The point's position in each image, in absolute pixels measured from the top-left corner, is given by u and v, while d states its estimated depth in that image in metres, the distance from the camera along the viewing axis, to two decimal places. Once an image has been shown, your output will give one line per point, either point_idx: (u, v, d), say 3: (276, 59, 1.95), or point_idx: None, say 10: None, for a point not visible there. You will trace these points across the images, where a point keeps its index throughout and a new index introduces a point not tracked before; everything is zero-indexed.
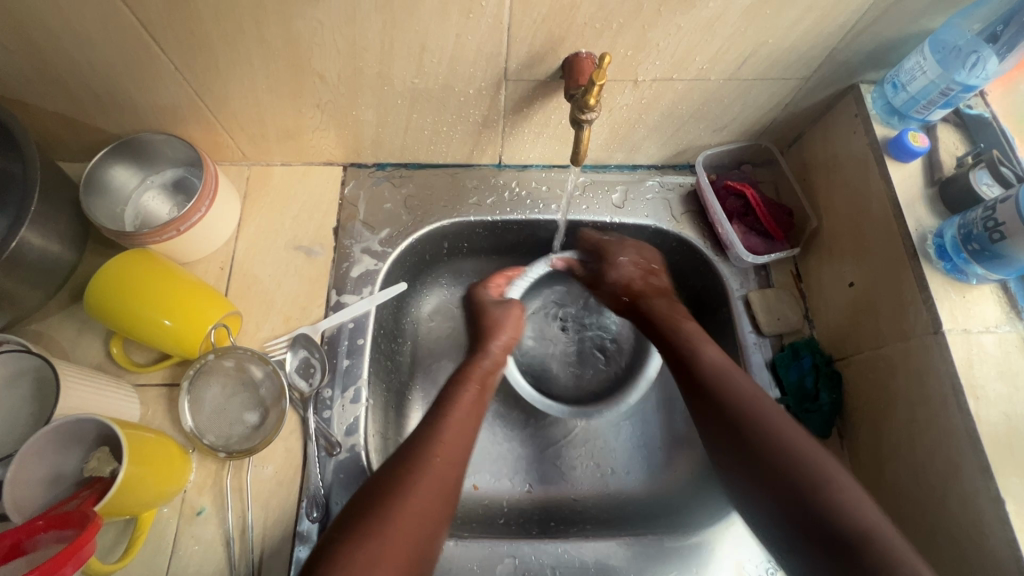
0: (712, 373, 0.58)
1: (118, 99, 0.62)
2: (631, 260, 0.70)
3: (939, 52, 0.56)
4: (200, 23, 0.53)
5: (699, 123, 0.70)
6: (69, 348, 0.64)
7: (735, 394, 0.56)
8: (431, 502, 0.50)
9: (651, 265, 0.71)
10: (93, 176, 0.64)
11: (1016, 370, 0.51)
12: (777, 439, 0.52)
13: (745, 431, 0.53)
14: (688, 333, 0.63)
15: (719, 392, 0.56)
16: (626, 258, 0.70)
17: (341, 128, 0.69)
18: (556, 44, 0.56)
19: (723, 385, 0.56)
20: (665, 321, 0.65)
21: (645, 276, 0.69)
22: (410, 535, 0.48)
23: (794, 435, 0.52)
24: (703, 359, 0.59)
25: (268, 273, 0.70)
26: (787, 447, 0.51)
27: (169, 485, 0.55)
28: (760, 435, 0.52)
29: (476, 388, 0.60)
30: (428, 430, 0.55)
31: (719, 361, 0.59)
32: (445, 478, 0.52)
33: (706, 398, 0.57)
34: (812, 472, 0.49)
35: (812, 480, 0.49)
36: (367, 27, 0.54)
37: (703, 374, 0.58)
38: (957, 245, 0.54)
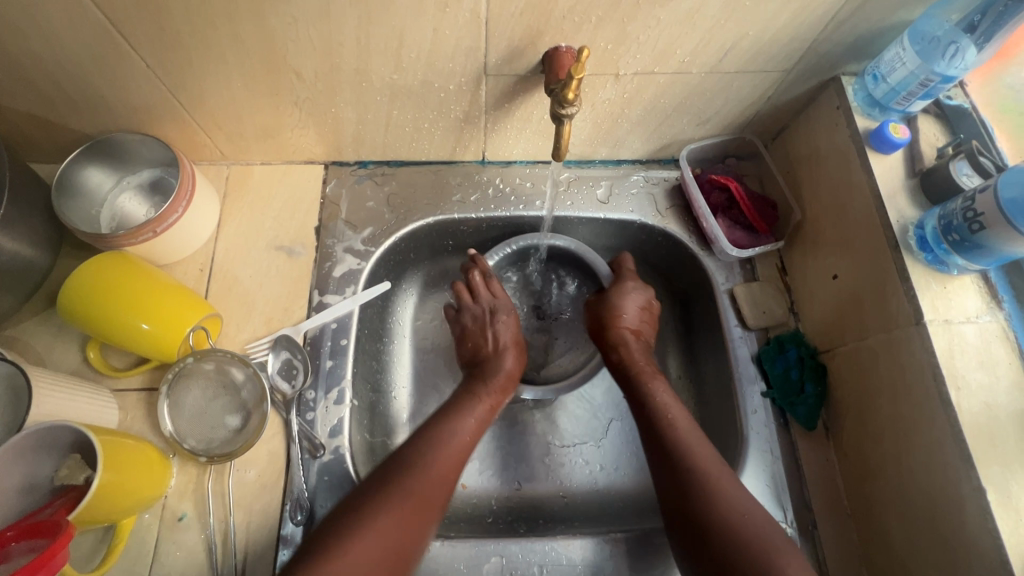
0: (669, 419, 0.57)
1: (89, 98, 0.60)
2: (636, 306, 0.69)
3: (918, 43, 0.56)
4: (170, 19, 0.51)
5: (683, 117, 0.69)
6: (44, 354, 0.63)
7: (692, 446, 0.55)
8: (419, 513, 0.53)
9: (648, 317, 0.70)
10: (66, 177, 0.63)
11: (996, 359, 0.52)
12: (723, 502, 0.51)
13: (695, 482, 0.53)
14: (656, 389, 0.61)
15: (675, 444, 0.55)
16: (634, 305, 0.68)
17: (321, 126, 0.68)
18: (536, 38, 0.55)
19: (680, 438, 0.56)
20: (636, 366, 0.64)
21: (638, 325, 0.68)
22: (396, 539, 0.51)
23: (742, 503, 0.51)
24: (669, 412, 0.58)
25: (249, 274, 0.69)
26: (732, 511, 0.50)
27: (150, 492, 0.54)
28: (708, 494, 0.52)
29: (486, 405, 0.63)
30: (433, 431, 0.59)
31: (682, 419, 0.58)
32: (437, 494, 0.55)
33: (664, 446, 0.56)
34: (755, 537, 0.49)
35: (752, 547, 0.48)
36: (343, 22, 0.53)
37: (665, 424, 0.57)
38: (938, 236, 0.54)
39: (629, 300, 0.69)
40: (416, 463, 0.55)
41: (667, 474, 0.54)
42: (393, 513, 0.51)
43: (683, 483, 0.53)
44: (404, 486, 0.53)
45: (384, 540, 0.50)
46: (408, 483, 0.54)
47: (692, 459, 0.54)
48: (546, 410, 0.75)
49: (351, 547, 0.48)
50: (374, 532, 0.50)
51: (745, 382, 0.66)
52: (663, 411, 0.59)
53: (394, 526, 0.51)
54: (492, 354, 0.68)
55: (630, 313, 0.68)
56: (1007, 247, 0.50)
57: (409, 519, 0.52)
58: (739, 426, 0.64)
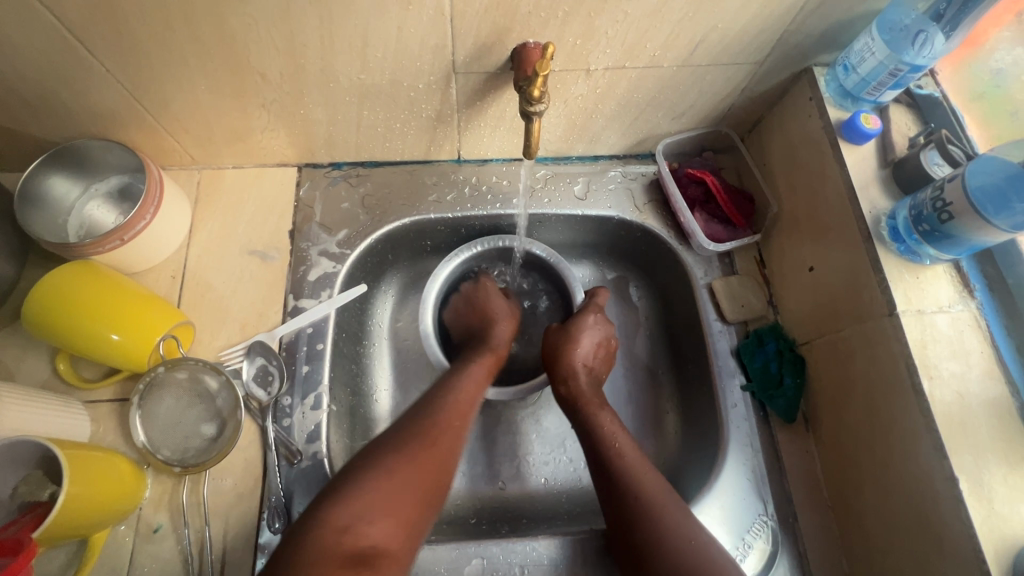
0: (618, 449, 0.56)
1: (50, 105, 0.59)
2: (592, 341, 0.65)
3: (888, 33, 0.56)
4: (126, 22, 0.50)
5: (657, 111, 0.69)
6: (12, 366, 0.62)
7: (639, 476, 0.54)
8: (427, 477, 0.52)
9: (603, 353, 0.66)
10: (29, 186, 0.62)
11: (968, 348, 0.52)
12: (671, 534, 0.50)
13: (640, 512, 0.51)
14: (603, 421, 0.59)
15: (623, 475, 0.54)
16: (591, 339, 0.65)
17: (291, 128, 0.67)
18: (503, 34, 0.55)
19: (628, 468, 0.54)
20: (587, 399, 0.62)
21: (592, 360, 0.65)
22: (404, 502, 0.49)
23: (690, 530, 0.50)
24: (617, 441, 0.57)
25: (222, 280, 0.68)
26: (683, 544, 0.49)
27: (121, 505, 0.53)
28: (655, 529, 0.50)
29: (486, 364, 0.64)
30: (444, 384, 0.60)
31: (630, 448, 0.57)
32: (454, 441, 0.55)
33: (610, 475, 0.55)
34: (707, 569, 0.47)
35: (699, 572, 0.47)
36: (304, 22, 0.52)
37: (612, 454, 0.56)
38: (909, 227, 0.54)
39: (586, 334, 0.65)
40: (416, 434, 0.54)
41: (615, 508, 0.53)
42: (395, 478, 0.50)
43: (631, 513, 0.52)
44: (403, 453, 0.52)
45: (388, 503, 0.48)
46: (412, 436, 0.53)
47: (642, 490, 0.53)
48: (528, 410, 0.75)
49: (350, 509, 0.47)
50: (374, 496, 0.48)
51: (725, 376, 0.66)
52: (610, 440, 0.57)
53: (395, 491, 0.49)
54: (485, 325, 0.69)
55: (586, 346, 0.65)
56: (977, 237, 0.50)
57: (412, 483, 0.51)
58: (719, 419, 0.64)
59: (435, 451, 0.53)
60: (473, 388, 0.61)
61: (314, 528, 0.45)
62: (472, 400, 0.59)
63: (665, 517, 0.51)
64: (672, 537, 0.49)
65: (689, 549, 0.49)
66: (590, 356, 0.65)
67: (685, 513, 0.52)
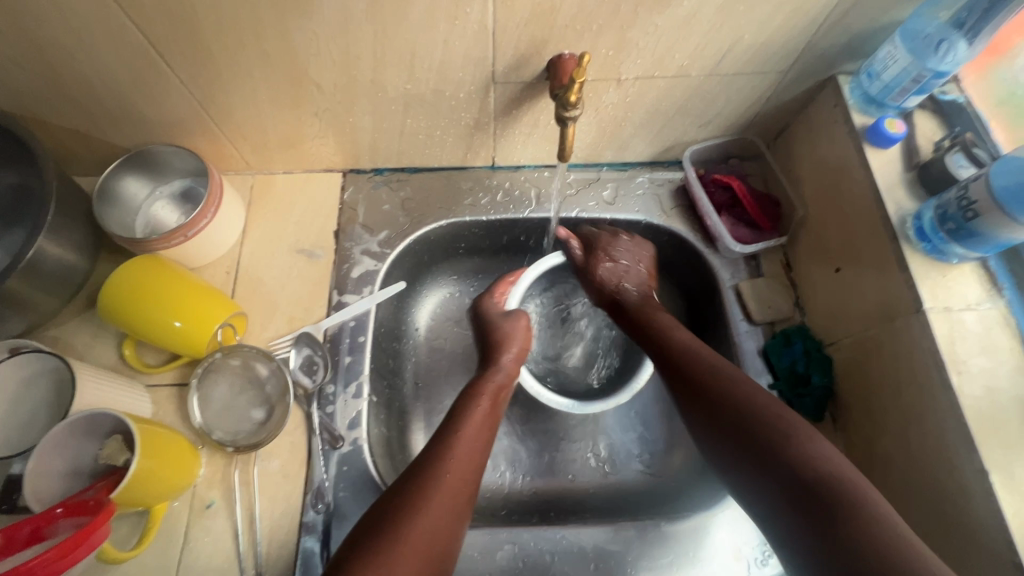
0: (720, 375, 0.58)
1: (127, 114, 0.65)
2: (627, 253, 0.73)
3: (910, 42, 0.58)
4: (203, 38, 0.56)
5: (685, 119, 0.72)
6: (84, 351, 0.67)
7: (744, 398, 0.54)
8: (458, 489, 0.52)
9: (642, 267, 0.74)
10: (107, 187, 0.68)
11: (998, 345, 0.53)
12: (808, 451, 0.48)
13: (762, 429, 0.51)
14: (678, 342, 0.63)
15: (748, 426, 0.52)
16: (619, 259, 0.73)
17: (340, 136, 0.72)
18: (540, 46, 0.59)
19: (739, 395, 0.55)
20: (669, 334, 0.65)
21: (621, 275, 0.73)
22: (454, 507, 0.51)
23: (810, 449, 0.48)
24: (716, 364, 0.59)
25: (273, 276, 0.73)
26: (808, 457, 0.47)
27: (181, 478, 0.57)
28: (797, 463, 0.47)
29: (488, 402, 0.62)
30: (460, 405, 0.61)
31: (763, 402, 0.54)
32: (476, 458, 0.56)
33: (716, 409, 0.55)
34: (834, 485, 0.45)
35: (829, 480, 0.45)
36: (360, 36, 0.57)
37: (730, 409, 0.54)
38: (934, 226, 0.56)
39: (619, 249, 0.73)
40: (449, 450, 0.55)
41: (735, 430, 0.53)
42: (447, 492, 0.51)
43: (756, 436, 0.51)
44: (444, 465, 0.54)
45: (448, 516, 0.50)
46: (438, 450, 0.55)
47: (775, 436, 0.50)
48: (558, 407, 0.77)
49: (415, 520, 0.48)
50: (434, 510, 0.49)
51: (752, 374, 0.67)
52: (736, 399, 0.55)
53: (448, 501, 0.51)
54: (495, 348, 0.69)
55: (630, 268, 0.73)
56: (1004, 234, 0.52)
57: (456, 495, 0.52)
58: None
59: (468, 467, 0.55)
60: (487, 419, 0.60)
61: (385, 547, 0.45)
62: (489, 418, 0.61)
63: (806, 459, 0.47)
64: (810, 463, 0.47)
65: (828, 476, 0.46)
66: (615, 274, 0.73)
67: (829, 446, 0.49)
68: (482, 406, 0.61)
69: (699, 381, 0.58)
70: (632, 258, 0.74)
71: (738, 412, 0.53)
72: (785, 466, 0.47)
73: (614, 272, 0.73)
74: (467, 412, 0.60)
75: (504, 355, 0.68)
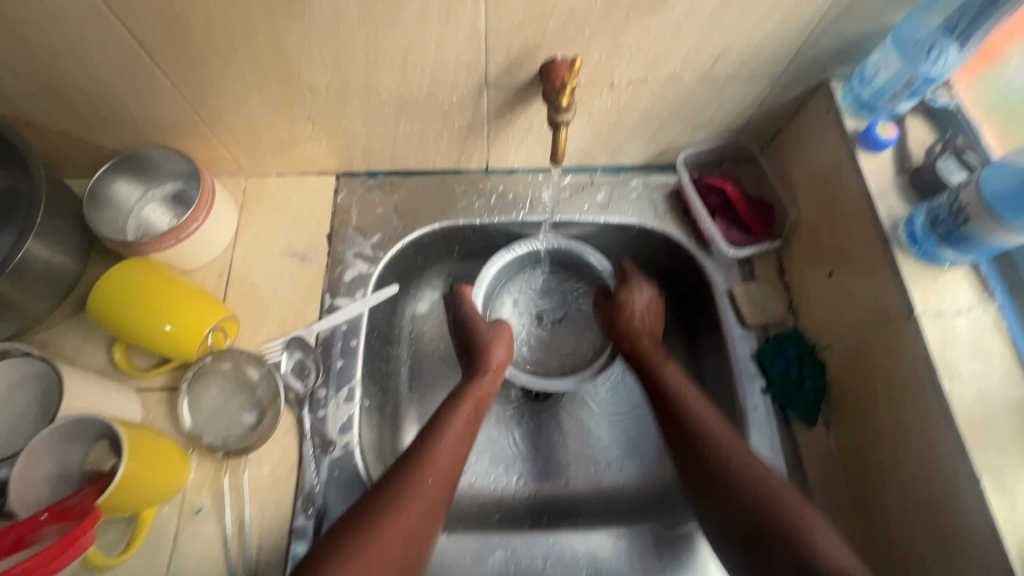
0: (682, 399, 0.61)
1: (118, 117, 0.65)
2: (645, 298, 0.72)
3: (901, 48, 0.58)
4: (193, 41, 0.56)
5: (678, 123, 0.72)
6: (73, 354, 0.67)
7: (700, 419, 0.59)
8: (431, 497, 0.54)
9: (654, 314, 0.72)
10: (98, 190, 0.68)
11: (989, 350, 0.53)
12: (754, 472, 0.54)
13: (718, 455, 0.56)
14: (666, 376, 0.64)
15: (755, 508, 0.53)
16: (641, 300, 0.72)
17: (332, 139, 0.72)
18: (533, 50, 0.59)
19: (691, 416, 0.60)
20: (672, 384, 0.63)
21: (646, 316, 0.71)
22: (424, 515, 0.53)
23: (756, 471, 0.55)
24: (681, 389, 0.62)
25: (265, 279, 0.73)
26: (753, 480, 0.54)
27: (170, 484, 0.57)
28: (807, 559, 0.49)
29: (470, 406, 0.63)
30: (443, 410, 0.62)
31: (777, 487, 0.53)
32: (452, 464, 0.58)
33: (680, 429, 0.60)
34: (778, 513, 0.51)
35: (772, 508, 0.52)
36: (351, 39, 0.56)
37: (740, 483, 0.54)
38: (926, 231, 0.56)
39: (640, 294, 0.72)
40: (429, 456, 0.57)
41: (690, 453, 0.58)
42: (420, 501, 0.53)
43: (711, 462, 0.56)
44: (420, 471, 0.55)
45: (420, 522, 0.52)
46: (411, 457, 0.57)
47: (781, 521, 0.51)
48: (551, 411, 0.77)
49: (385, 526, 0.51)
50: (404, 518, 0.52)
51: (745, 379, 0.67)
52: (741, 477, 0.54)
53: (419, 509, 0.53)
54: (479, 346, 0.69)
55: (645, 306, 0.72)
56: (995, 238, 0.52)
57: (426, 503, 0.54)
58: (740, 420, 0.65)
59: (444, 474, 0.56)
60: (466, 422, 0.61)
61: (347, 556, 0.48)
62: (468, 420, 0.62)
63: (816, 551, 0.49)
64: (756, 482, 0.54)
65: (765, 496, 0.53)
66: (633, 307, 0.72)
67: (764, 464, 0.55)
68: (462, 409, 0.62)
69: (702, 446, 0.57)
70: (650, 305, 0.72)
71: (742, 489, 0.54)
72: (794, 553, 0.49)
73: (643, 321, 0.71)
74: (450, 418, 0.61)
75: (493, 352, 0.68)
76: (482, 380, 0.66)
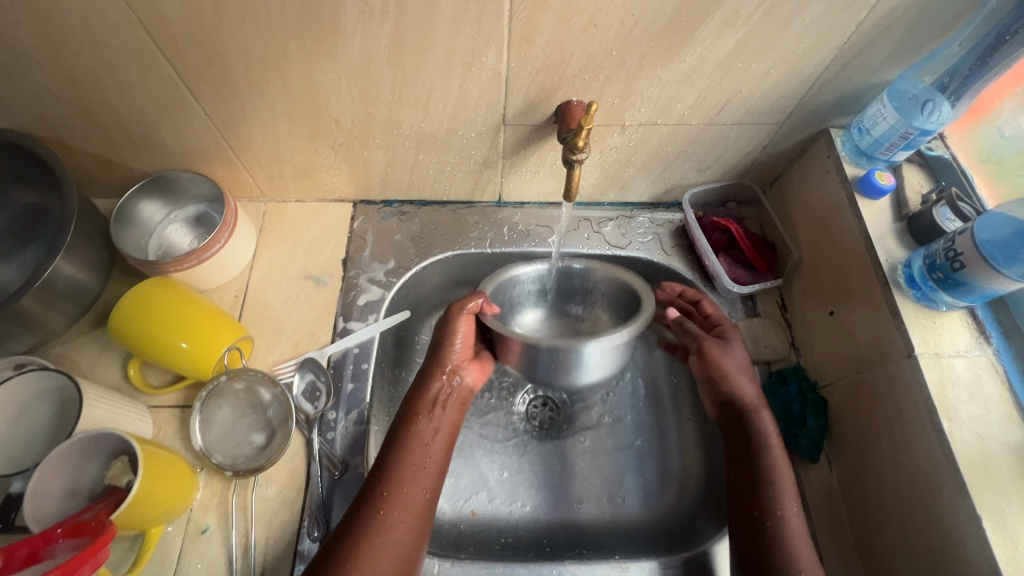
0: (778, 498, 0.56)
1: (150, 142, 0.68)
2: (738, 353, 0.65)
3: (897, 101, 0.62)
4: (230, 76, 0.59)
5: (685, 163, 0.75)
6: (88, 369, 0.68)
7: (788, 527, 0.54)
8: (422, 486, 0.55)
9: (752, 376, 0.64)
10: (125, 209, 0.70)
11: (987, 392, 0.54)
12: None
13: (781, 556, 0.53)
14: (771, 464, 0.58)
15: (782, 555, 0.53)
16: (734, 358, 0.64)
17: (353, 168, 0.75)
18: (550, 93, 0.62)
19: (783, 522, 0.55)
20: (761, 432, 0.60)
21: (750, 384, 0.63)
22: (421, 498, 0.55)
23: None
24: (776, 478, 0.57)
25: (279, 301, 0.74)
26: None
27: (179, 502, 0.57)
28: None
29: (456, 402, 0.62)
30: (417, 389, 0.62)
31: (807, 556, 0.53)
32: (435, 453, 0.58)
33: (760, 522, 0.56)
34: None
35: None
36: (380, 78, 0.60)
37: (776, 531, 0.54)
38: (924, 274, 0.58)
39: (734, 346, 0.65)
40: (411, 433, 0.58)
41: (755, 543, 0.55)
42: (394, 521, 0.52)
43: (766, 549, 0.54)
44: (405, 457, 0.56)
45: (398, 542, 0.52)
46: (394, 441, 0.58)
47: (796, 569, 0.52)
48: (558, 439, 0.77)
49: (359, 555, 0.49)
50: (400, 500, 0.53)
51: None
52: (789, 545, 0.54)
53: (413, 495, 0.54)
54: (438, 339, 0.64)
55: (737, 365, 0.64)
56: (987, 284, 0.54)
57: (418, 489, 0.55)
58: None
59: (411, 491, 0.55)
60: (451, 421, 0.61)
61: (352, 540, 0.50)
62: (451, 416, 0.61)
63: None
64: None
65: None
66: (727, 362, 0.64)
67: None
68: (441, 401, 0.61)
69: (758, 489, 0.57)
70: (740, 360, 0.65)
71: (781, 543, 0.54)
72: None
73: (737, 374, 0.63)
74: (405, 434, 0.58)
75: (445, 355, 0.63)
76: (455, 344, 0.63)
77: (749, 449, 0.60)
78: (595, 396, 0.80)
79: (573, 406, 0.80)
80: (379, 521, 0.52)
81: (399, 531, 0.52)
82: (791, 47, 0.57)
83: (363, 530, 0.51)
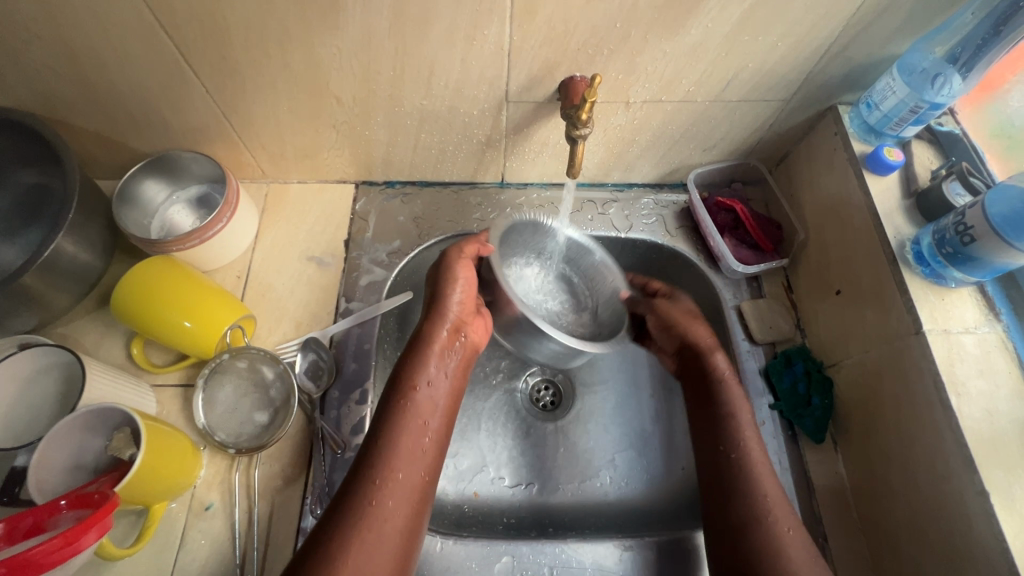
0: (737, 424, 0.59)
1: (151, 120, 0.68)
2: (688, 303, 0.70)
3: (907, 74, 0.60)
4: (231, 51, 0.59)
5: (690, 142, 0.74)
6: (92, 348, 0.68)
7: (747, 449, 0.58)
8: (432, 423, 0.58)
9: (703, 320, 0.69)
10: (128, 189, 0.70)
11: (996, 368, 0.53)
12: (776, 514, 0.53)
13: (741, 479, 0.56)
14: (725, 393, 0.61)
15: (738, 486, 0.56)
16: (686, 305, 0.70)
17: (354, 148, 0.74)
18: (553, 68, 0.61)
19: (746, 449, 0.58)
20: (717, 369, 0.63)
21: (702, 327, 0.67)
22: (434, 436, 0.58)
23: (782, 518, 0.53)
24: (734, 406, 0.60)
25: (282, 282, 0.74)
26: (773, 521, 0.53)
27: (183, 477, 0.58)
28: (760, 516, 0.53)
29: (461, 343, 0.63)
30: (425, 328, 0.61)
31: (768, 484, 0.55)
32: (446, 393, 0.60)
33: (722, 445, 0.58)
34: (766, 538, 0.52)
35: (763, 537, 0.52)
36: (380, 53, 0.59)
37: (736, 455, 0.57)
38: (933, 250, 0.57)
39: (683, 299, 0.71)
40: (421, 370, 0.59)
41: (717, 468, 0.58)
42: (412, 451, 0.55)
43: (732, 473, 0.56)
44: (416, 394, 0.58)
45: (416, 468, 0.55)
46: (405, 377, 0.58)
47: (756, 498, 0.54)
48: (560, 421, 0.77)
49: (382, 481, 0.52)
50: (414, 434, 0.56)
51: (754, 394, 0.68)
52: (751, 474, 0.56)
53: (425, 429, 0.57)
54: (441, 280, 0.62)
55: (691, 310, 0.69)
56: (997, 258, 0.53)
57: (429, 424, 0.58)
58: None
59: (408, 474, 0.54)
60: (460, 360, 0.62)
61: (376, 469, 0.53)
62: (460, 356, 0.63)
63: (778, 532, 0.52)
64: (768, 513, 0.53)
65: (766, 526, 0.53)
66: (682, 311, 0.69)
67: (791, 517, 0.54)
68: (448, 342, 0.61)
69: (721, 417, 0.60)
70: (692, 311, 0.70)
71: (742, 472, 0.56)
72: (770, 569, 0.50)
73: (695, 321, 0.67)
74: (410, 399, 0.58)
75: (450, 293, 0.62)
76: (455, 287, 0.62)
77: (703, 388, 0.63)
78: (597, 379, 0.80)
79: (575, 388, 0.80)
80: (393, 452, 0.54)
81: (417, 463, 0.55)
82: (799, 19, 0.56)
83: (383, 460, 0.53)
